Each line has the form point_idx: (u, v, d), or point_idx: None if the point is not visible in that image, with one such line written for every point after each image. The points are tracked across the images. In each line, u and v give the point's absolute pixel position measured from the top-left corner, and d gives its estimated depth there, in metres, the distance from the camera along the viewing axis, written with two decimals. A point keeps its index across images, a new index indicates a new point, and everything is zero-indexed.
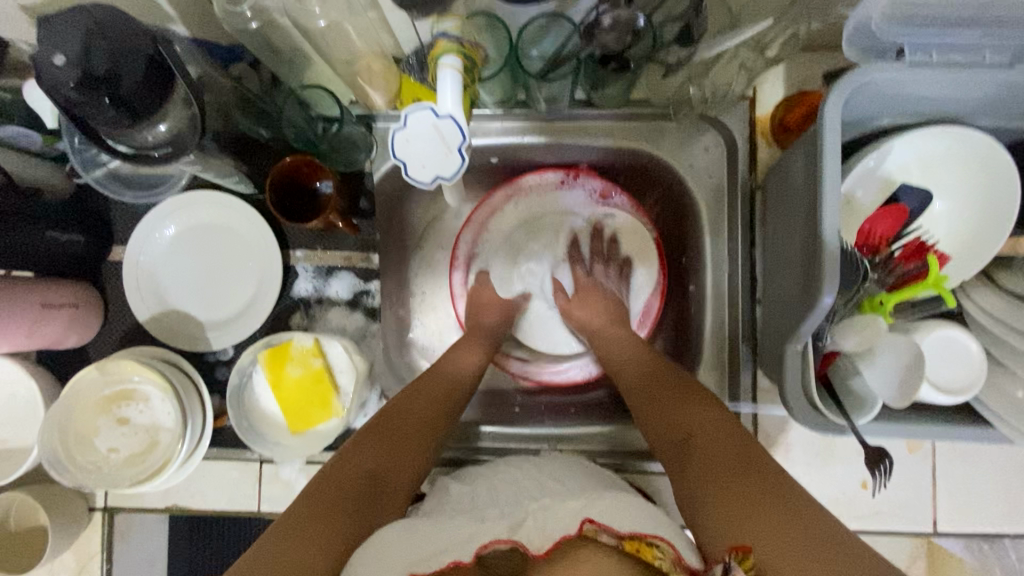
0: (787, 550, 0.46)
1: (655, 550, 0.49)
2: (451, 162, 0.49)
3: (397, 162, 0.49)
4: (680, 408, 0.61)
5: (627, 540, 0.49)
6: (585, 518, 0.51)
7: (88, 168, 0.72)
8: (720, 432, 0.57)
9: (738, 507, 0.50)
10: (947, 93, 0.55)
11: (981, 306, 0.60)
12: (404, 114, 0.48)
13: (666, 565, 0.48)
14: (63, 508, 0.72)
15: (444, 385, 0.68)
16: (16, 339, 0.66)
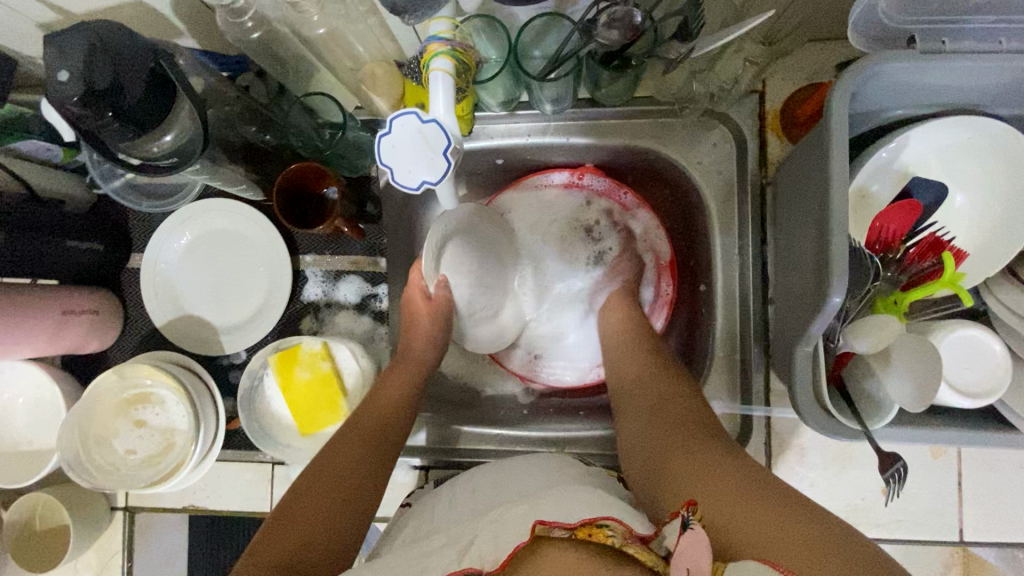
0: (743, 513, 0.46)
1: (606, 529, 0.44)
2: (437, 165, 0.48)
3: (383, 168, 0.48)
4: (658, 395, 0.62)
5: (578, 529, 0.45)
6: (534, 522, 0.45)
7: (107, 180, 0.74)
8: (698, 415, 0.59)
9: (701, 476, 0.51)
10: (965, 82, 0.53)
11: (1006, 305, 0.57)
12: (388, 119, 0.47)
13: (619, 542, 0.43)
14: (84, 508, 0.74)
15: (397, 400, 0.68)
16: (39, 345, 0.69)
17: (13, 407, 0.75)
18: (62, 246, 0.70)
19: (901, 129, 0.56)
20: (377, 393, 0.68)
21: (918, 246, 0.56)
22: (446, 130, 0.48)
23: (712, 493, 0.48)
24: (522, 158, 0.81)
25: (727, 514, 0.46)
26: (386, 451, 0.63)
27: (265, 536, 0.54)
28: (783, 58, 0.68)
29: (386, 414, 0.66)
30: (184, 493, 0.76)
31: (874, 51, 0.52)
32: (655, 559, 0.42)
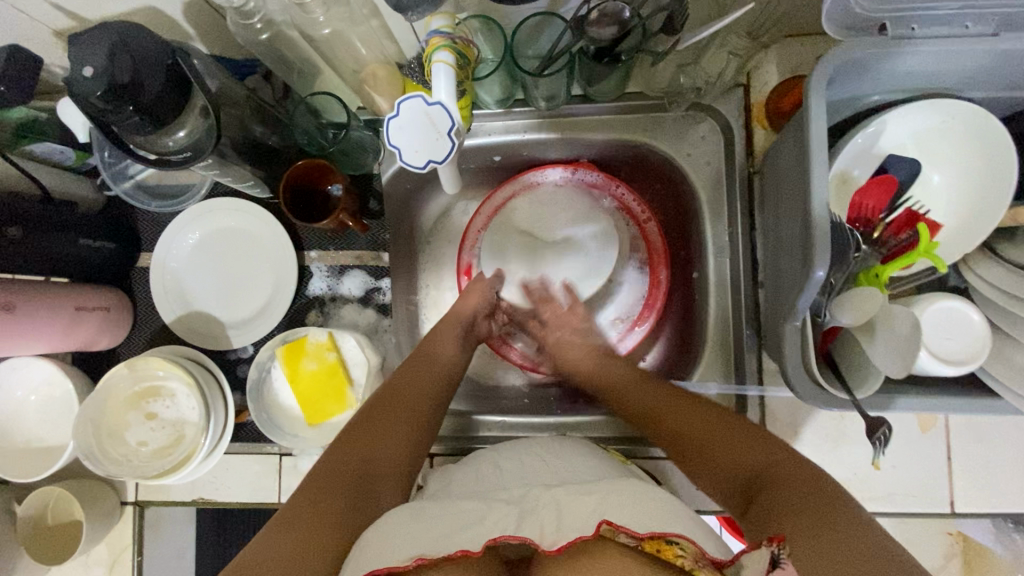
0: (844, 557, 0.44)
1: (676, 548, 0.49)
2: (441, 146, 0.51)
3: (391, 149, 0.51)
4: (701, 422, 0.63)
5: (647, 540, 0.50)
6: (602, 521, 0.51)
7: (117, 182, 0.78)
8: (752, 448, 0.58)
9: (794, 508, 0.49)
10: (936, 67, 0.56)
11: (984, 278, 0.60)
12: (396, 103, 0.49)
13: (689, 563, 0.48)
14: (96, 502, 0.75)
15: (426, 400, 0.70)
16: (53, 340, 0.71)
17: (25, 404, 0.77)
18: (76, 244, 0.72)
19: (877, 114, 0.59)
20: (394, 387, 0.69)
21: (895, 222, 0.60)
22: (450, 112, 0.51)
23: (807, 537, 0.46)
24: (519, 155, 0.84)
25: (830, 550, 0.45)
26: (406, 451, 0.66)
27: (288, 510, 0.55)
28: (766, 53, 0.72)
29: (415, 415, 0.68)
30: (194, 486, 0.78)
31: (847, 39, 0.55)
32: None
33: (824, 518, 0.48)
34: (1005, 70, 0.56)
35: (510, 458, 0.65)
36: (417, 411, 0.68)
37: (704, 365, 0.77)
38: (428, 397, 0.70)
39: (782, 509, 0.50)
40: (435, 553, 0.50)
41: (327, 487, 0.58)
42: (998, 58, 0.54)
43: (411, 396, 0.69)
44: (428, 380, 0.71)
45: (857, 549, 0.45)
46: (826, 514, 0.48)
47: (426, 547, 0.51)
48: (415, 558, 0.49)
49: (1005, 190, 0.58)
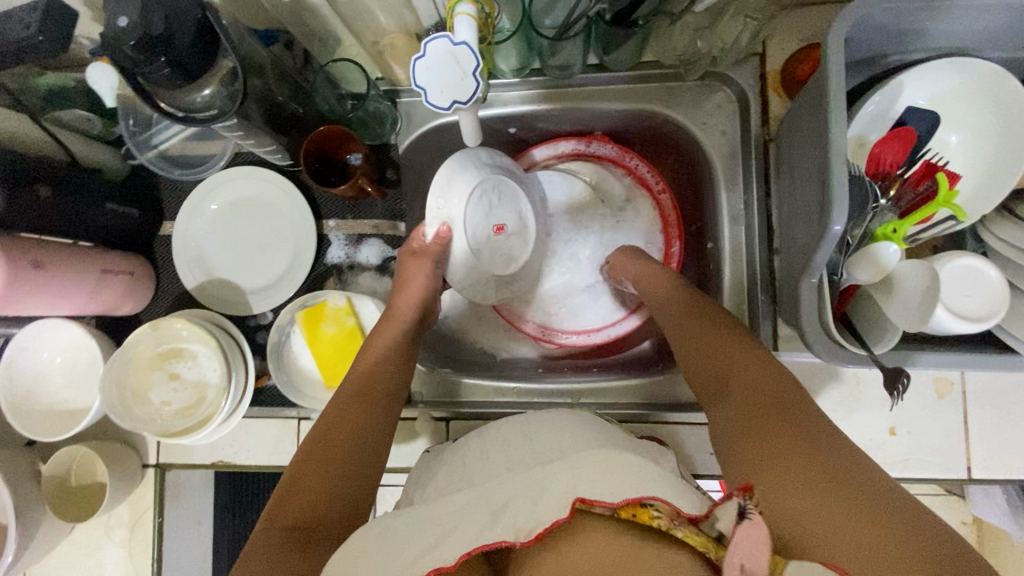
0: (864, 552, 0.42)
1: (652, 510, 0.49)
2: (467, 86, 0.52)
3: (417, 89, 0.52)
4: (719, 354, 0.63)
5: (622, 508, 0.50)
6: (575, 499, 0.50)
7: (142, 151, 0.79)
8: (762, 384, 0.57)
9: (772, 463, 0.51)
10: (955, 23, 0.56)
11: (1001, 238, 0.60)
12: (423, 43, 0.50)
13: (664, 522, 0.48)
14: (120, 462, 0.77)
15: (392, 358, 0.71)
16: (80, 302, 0.72)
17: (51, 366, 0.78)
18: (103, 208, 0.74)
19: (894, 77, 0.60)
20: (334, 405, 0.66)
21: (915, 173, 0.60)
22: (475, 52, 0.52)
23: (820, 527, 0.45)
24: (534, 126, 0.85)
25: (804, 510, 0.46)
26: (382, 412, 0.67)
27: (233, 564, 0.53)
28: (782, 20, 0.72)
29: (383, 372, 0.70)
30: (214, 449, 0.79)
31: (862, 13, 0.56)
32: (706, 543, 0.47)
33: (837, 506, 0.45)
34: None
35: (521, 431, 0.64)
36: (368, 412, 0.66)
37: None
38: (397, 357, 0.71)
39: (773, 466, 0.50)
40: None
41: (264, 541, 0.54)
42: (1019, 14, 0.54)
43: (365, 385, 0.68)
44: (362, 386, 0.68)
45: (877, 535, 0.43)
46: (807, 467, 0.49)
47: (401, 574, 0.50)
48: None
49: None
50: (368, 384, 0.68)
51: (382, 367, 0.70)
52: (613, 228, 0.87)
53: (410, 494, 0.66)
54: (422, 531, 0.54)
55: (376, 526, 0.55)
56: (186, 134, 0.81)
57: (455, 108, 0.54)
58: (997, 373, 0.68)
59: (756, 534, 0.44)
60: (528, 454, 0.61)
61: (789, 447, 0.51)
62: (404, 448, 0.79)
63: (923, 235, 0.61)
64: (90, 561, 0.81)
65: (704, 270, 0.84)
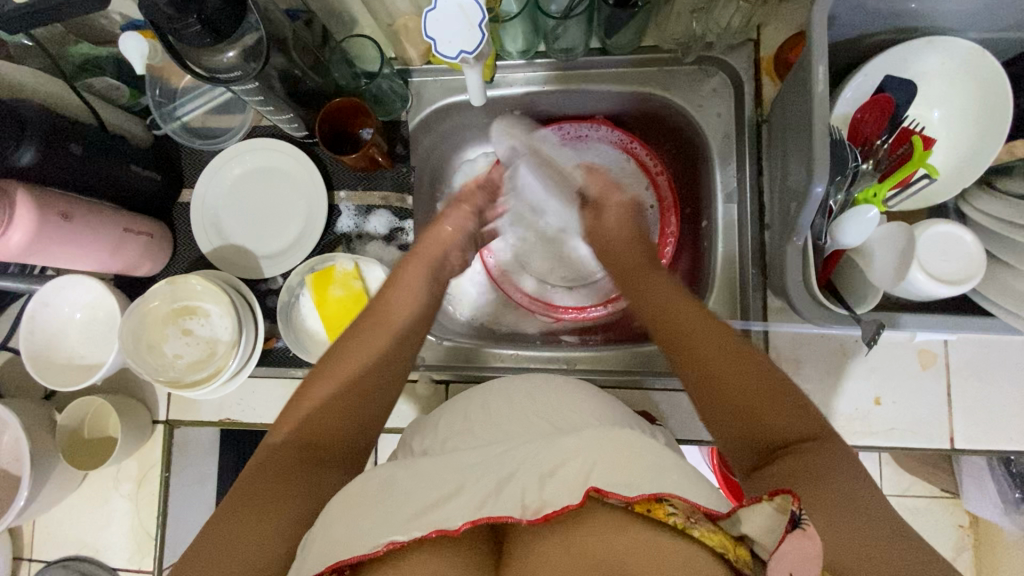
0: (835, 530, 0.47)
1: (668, 507, 0.49)
2: (473, 37, 0.57)
3: (427, 39, 0.57)
4: (747, 373, 0.58)
5: (637, 503, 0.50)
6: (590, 488, 0.50)
7: (166, 121, 0.84)
8: (790, 412, 0.55)
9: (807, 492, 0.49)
10: (932, 5, 0.60)
11: (981, 210, 0.63)
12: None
13: (680, 521, 0.48)
14: (131, 415, 0.80)
15: (388, 346, 0.68)
16: (102, 257, 0.76)
17: (70, 321, 0.82)
18: (127, 171, 0.77)
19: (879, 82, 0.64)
20: (346, 343, 0.67)
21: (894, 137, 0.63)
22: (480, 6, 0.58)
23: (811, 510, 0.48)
24: (538, 108, 0.89)
25: (842, 539, 0.46)
26: (372, 408, 0.64)
27: (243, 487, 0.55)
28: (775, 8, 0.76)
29: (378, 362, 0.66)
30: (222, 407, 0.82)
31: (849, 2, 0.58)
32: (724, 542, 0.47)
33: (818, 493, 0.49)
34: (1000, 8, 0.59)
35: (516, 389, 0.67)
36: (358, 406, 0.63)
37: (713, 303, 0.80)
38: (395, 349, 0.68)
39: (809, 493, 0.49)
40: (408, 537, 0.50)
41: (286, 464, 0.57)
42: None
43: (364, 376, 0.64)
44: (392, 341, 0.68)
45: (862, 527, 0.47)
46: (834, 498, 0.48)
47: (395, 530, 0.50)
48: (387, 543, 0.49)
49: (1002, 122, 0.61)
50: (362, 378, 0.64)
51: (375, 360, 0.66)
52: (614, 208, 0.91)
53: (409, 442, 0.67)
54: (428, 485, 0.55)
55: (384, 482, 0.56)
56: (208, 107, 0.87)
57: (461, 59, 0.59)
58: (981, 347, 0.70)
59: (802, 544, 0.43)
60: (523, 418, 0.63)
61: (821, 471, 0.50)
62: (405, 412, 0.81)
63: (901, 198, 0.64)
64: (97, 513, 0.83)
65: (699, 248, 0.87)
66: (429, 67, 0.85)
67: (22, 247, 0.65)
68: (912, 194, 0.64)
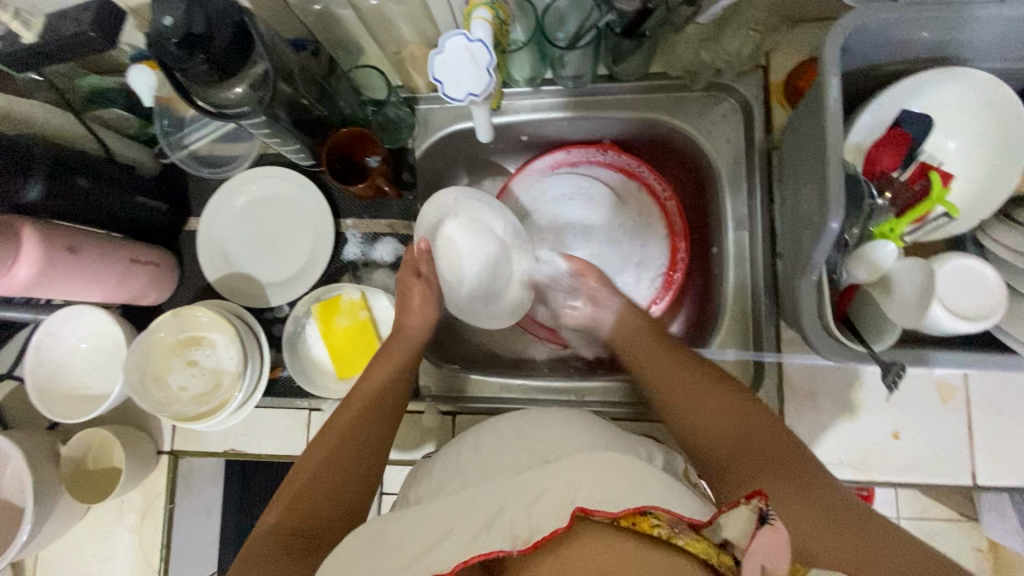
0: (819, 534, 0.50)
1: (653, 519, 0.49)
2: (481, 79, 0.57)
3: (435, 81, 0.57)
4: (702, 397, 0.65)
5: (623, 517, 0.50)
6: (575, 508, 0.51)
7: (174, 150, 0.84)
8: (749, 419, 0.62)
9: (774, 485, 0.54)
10: (948, 37, 0.58)
11: (1001, 243, 0.61)
12: (441, 39, 0.56)
13: (666, 532, 0.48)
14: (136, 447, 0.79)
15: (378, 380, 0.71)
16: (108, 288, 0.76)
17: (77, 351, 0.82)
18: (135, 201, 0.77)
19: (894, 109, 0.62)
20: (334, 423, 0.68)
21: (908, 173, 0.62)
22: (489, 47, 0.57)
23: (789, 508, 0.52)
24: (545, 133, 0.88)
25: (811, 524, 0.50)
26: (365, 458, 0.66)
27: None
28: (785, 36, 0.75)
29: (365, 409, 0.68)
30: (227, 437, 0.81)
31: (862, 37, 0.58)
32: (708, 549, 0.46)
33: (803, 504, 0.52)
34: (1019, 38, 0.58)
35: (520, 426, 0.65)
36: (348, 454, 0.65)
37: (724, 332, 0.79)
38: (388, 391, 0.70)
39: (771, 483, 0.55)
40: None
41: (274, 548, 0.57)
42: (1016, 24, 0.56)
43: (355, 423, 0.67)
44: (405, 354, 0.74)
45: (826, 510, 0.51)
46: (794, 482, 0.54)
47: None
48: None
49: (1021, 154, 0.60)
50: (354, 430, 0.67)
51: (364, 404, 0.69)
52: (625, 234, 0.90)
53: (405, 493, 0.66)
54: (424, 532, 0.55)
55: (385, 534, 0.56)
56: (215, 136, 0.86)
57: (469, 100, 0.59)
58: (1001, 380, 0.68)
59: (773, 539, 0.43)
60: (510, 452, 0.62)
61: (781, 464, 0.56)
62: (410, 443, 0.80)
63: (921, 234, 0.62)
64: (100, 545, 0.82)
65: (709, 274, 0.85)
66: (436, 95, 0.85)
67: (29, 282, 0.65)
68: (934, 226, 0.62)
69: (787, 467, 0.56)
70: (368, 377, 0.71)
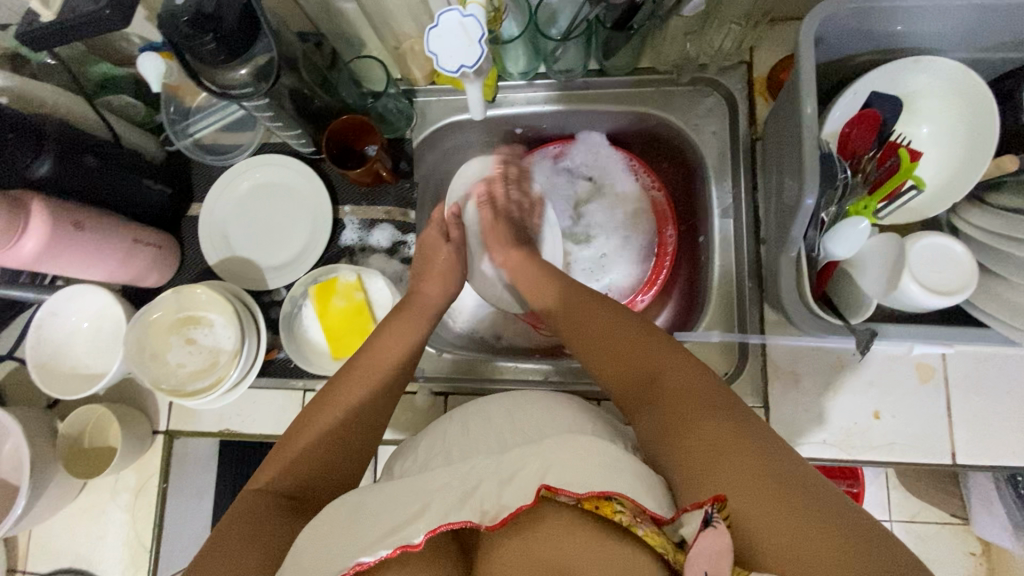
0: (760, 508, 0.49)
1: (615, 505, 0.50)
2: (473, 52, 0.60)
3: (430, 53, 0.60)
4: (649, 356, 0.64)
5: (586, 499, 0.51)
6: (542, 487, 0.51)
7: (180, 137, 0.87)
8: (693, 380, 0.60)
9: (719, 459, 0.53)
10: (918, 27, 0.62)
11: (973, 224, 0.64)
12: (437, 14, 0.59)
13: (627, 519, 0.49)
14: (132, 424, 0.81)
15: (381, 359, 0.71)
16: (111, 267, 0.78)
17: (78, 330, 0.83)
18: (139, 183, 0.80)
19: (866, 94, 0.64)
20: (334, 392, 0.68)
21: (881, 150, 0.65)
22: (481, 22, 0.60)
23: (735, 488, 0.51)
24: (538, 126, 0.92)
25: (756, 500, 0.50)
26: (360, 433, 0.66)
27: (221, 534, 0.56)
28: (767, 32, 0.79)
29: (364, 387, 0.68)
30: (222, 417, 0.82)
31: (836, 25, 0.61)
32: (665, 544, 0.48)
33: (748, 475, 0.51)
34: (984, 30, 0.61)
35: (508, 403, 0.67)
36: (344, 427, 0.66)
37: (710, 316, 0.81)
38: (388, 370, 0.70)
39: (717, 455, 0.53)
40: (371, 558, 0.50)
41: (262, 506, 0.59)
42: (981, 15, 0.59)
43: (353, 400, 0.67)
44: (410, 334, 0.74)
45: (771, 483, 0.51)
46: (741, 451, 0.53)
47: (361, 551, 0.50)
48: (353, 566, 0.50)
49: (990, 136, 0.63)
50: (352, 403, 0.67)
51: (366, 381, 0.69)
52: (616, 225, 0.92)
53: (392, 466, 0.67)
54: (410, 497, 0.55)
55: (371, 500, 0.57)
56: (220, 125, 0.89)
57: (462, 72, 0.62)
58: (981, 361, 0.70)
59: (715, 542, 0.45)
60: (503, 432, 0.62)
61: (727, 431, 0.55)
62: (402, 423, 0.81)
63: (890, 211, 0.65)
64: (93, 524, 0.83)
65: (697, 262, 0.88)
66: (433, 88, 0.88)
67: (35, 255, 0.67)
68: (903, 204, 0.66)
69: (732, 431, 0.55)
70: (371, 354, 0.71)
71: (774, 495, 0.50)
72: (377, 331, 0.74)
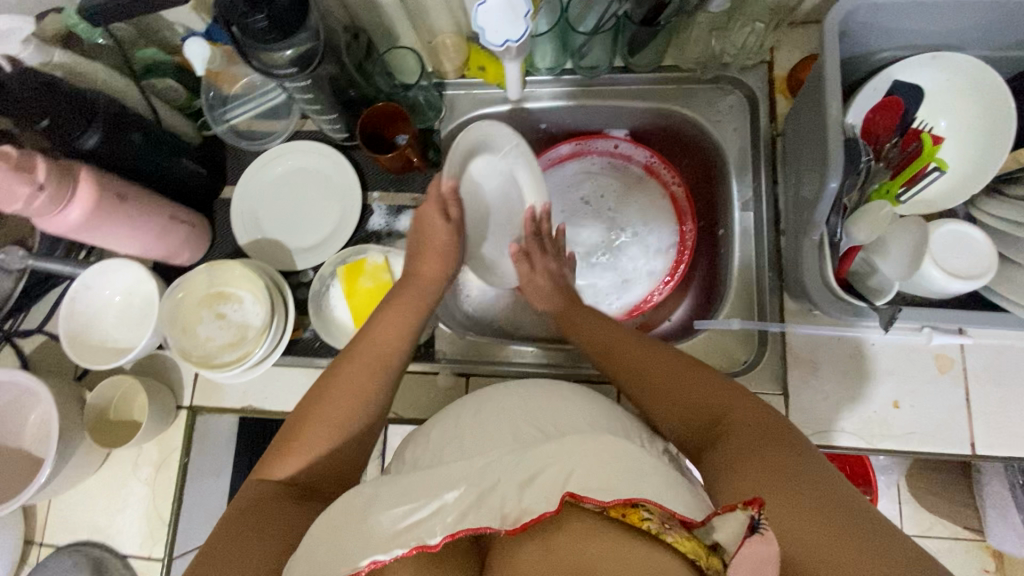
0: (803, 526, 0.47)
1: (643, 512, 0.50)
2: (518, 27, 0.63)
3: (476, 28, 0.63)
4: (689, 388, 0.62)
5: (613, 506, 0.51)
6: (566, 493, 0.51)
7: (217, 122, 0.90)
8: (737, 409, 0.58)
9: (761, 477, 0.51)
10: (939, 25, 0.64)
11: (993, 215, 0.66)
12: None
13: (656, 527, 0.49)
14: (159, 397, 0.82)
15: (377, 344, 0.71)
16: (147, 241, 0.80)
17: (110, 303, 0.85)
18: (178, 162, 0.82)
19: (887, 86, 0.67)
20: (335, 378, 0.68)
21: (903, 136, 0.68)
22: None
23: (773, 503, 0.49)
24: (563, 121, 0.94)
25: (799, 517, 0.47)
26: (361, 417, 0.67)
27: (234, 520, 0.58)
28: (788, 34, 0.82)
29: (362, 374, 0.68)
30: (245, 394, 0.84)
31: (859, 20, 0.63)
32: (697, 550, 0.47)
33: (789, 494, 0.49)
34: (1003, 28, 0.64)
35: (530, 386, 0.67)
36: (346, 412, 0.66)
37: (730, 306, 0.82)
38: (385, 355, 0.71)
39: (758, 473, 0.51)
40: (386, 556, 0.50)
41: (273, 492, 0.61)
42: (999, 13, 0.62)
43: (352, 387, 0.67)
44: (404, 318, 0.74)
45: (811, 499, 0.48)
46: (784, 471, 0.51)
47: (377, 549, 0.50)
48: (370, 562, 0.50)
49: (1007, 129, 0.65)
50: (350, 389, 0.67)
51: (364, 368, 0.69)
52: (636, 219, 0.95)
53: (406, 449, 0.67)
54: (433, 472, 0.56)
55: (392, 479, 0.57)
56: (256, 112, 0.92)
57: (506, 47, 0.65)
58: (999, 354, 0.71)
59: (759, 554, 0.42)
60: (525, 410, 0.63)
61: (771, 454, 0.52)
62: (423, 404, 0.82)
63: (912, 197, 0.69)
64: (112, 497, 0.84)
65: (715, 255, 0.90)
66: (463, 81, 0.91)
67: (79, 222, 0.69)
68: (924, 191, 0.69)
69: (776, 454, 0.52)
70: (368, 341, 0.71)
71: (817, 515, 0.47)
72: (373, 317, 0.74)
